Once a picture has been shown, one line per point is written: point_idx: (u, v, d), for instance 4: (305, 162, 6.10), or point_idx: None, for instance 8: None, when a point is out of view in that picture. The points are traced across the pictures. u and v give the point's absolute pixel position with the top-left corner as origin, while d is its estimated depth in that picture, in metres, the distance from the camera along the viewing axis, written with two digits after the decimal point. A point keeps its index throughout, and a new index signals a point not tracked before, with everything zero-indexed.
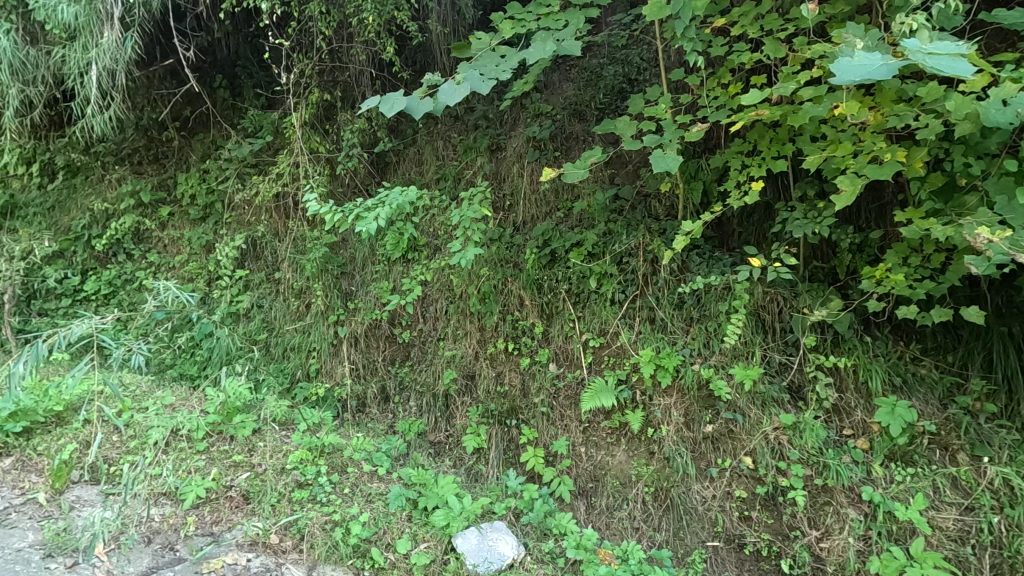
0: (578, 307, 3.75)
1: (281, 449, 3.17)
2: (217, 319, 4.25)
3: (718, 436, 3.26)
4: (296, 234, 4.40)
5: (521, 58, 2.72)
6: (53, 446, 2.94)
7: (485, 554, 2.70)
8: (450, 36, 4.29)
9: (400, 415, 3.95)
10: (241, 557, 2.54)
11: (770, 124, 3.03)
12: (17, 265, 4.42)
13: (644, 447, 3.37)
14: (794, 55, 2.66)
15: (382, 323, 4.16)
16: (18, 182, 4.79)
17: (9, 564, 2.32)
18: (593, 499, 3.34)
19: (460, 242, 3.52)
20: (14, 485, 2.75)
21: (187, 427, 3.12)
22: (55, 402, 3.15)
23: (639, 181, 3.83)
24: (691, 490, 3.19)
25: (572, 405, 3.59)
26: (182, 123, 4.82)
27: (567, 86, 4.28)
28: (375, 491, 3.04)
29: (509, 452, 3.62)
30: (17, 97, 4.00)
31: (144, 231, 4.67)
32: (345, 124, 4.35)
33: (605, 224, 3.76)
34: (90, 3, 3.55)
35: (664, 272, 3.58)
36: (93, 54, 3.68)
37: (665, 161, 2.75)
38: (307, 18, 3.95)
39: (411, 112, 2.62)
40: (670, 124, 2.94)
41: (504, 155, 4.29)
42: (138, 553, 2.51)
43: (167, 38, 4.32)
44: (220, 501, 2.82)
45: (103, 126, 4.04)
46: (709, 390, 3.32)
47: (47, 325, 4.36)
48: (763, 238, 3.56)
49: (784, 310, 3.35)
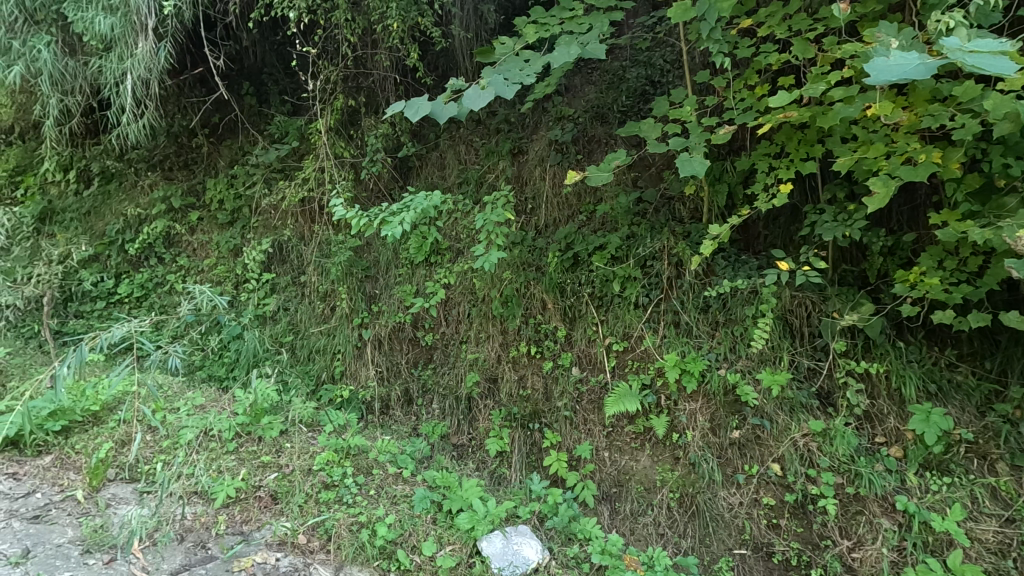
0: (601, 311, 3.74)
1: (308, 450, 3.22)
2: (245, 321, 4.33)
3: (745, 442, 3.21)
4: (322, 238, 4.47)
5: (545, 62, 2.73)
6: (91, 444, 3.03)
7: (510, 558, 2.72)
8: (472, 41, 4.32)
9: (423, 417, 3.99)
10: (270, 557, 2.58)
11: (798, 125, 2.99)
12: (55, 268, 4.57)
13: (668, 453, 3.34)
14: (823, 55, 2.62)
15: (405, 326, 4.20)
16: (56, 189, 4.96)
17: (50, 559, 2.40)
18: (616, 504, 3.32)
19: (483, 246, 3.53)
20: (53, 482, 2.84)
21: (218, 427, 3.19)
22: (91, 402, 3.25)
23: (662, 183, 3.81)
24: (718, 497, 3.14)
25: (596, 410, 3.57)
26: (211, 130, 4.95)
27: (589, 89, 4.28)
28: (400, 493, 3.06)
29: (532, 456, 3.63)
30: (56, 106, 4.14)
31: (174, 236, 4.78)
32: (369, 130, 4.42)
33: (628, 228, 3.74)
34: (126, 15, 3.64)
35: (689, 275, 3.54)
36: (128, 64, 3.78)
37: (691, 165, 2.73)
38: (333, 26, 4.02)
39: (435, 117, 2.65)
40: (695, 126, 2.91)
41: (526, 158, 4.29)
42: (172, 551, 2.56)
43: (198, 48, 4.44)
44: (249, 501, 2.87)
45: (137, 134, 4.16)
46: (736, 395, 3.28)
47: (83, 327, 4.49)
48: (790, 241, 3.51)
49: (812, 315, 3.29)
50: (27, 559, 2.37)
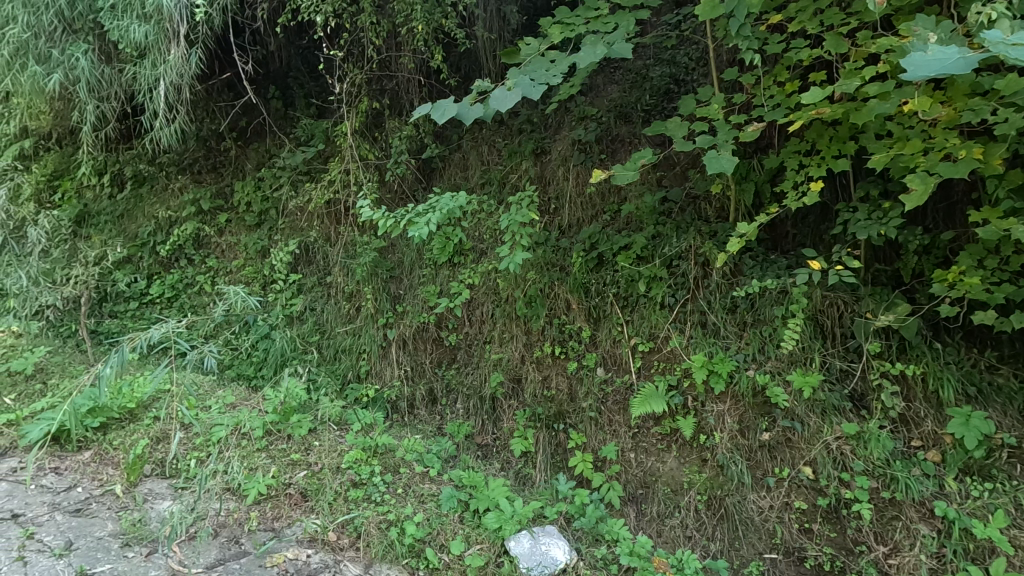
0: (627, 311, 3.71)
1: (336, 449, 3.26)
2: (273, 320, 4.41)
3: (775, 444, 3.16)
4: (347, 239, 4.53)
5: (572, 62, 2.71)
6: (128, 441, 3.12)
7: (538, 559, 2.72)
8: (496, 42, 4.34)
9: (448, 416, 4.02)
10: (301, 553, 2.63)
11: (829, 122, 2.93)
12: (92, 269, 4.70)
13: (696, 454, 3.30)
14: (857, 50, 2.57)
15: (429, 326, 4.23)
16: (91, 193, 5.09)
17: (92, 551, 2.48)
18: (643, 506, 3.30)
19: (508, 246, 3.52)
20: (93, 477, 2.94)
21: (249, 425, 3.25)
22: (127, 400, 3.34)
23: (687, 182, 3.77)
24: (747, 500, 3.10)
25: (621, 410, 3.55)
26: (239, 133, 5.01)
27: (612, 88, 4.27)
28: (428, 492, 3.09)
29: (557, 457, 3.62)
30: (93, 113, 4.25)
31: (203, 237, 4.88)
32: (393, 131, 4.46)
33: (654, 227, 3.71)
34: (159, 23, 3.73)
35: (716, 275, 3.50)
36: (161, 70, 3.88)
37: (719, 163, 2.68)
38: (358, 29, 4.06)
39: (462, 118, 2.65)
40: (723, 124, 2.87)
41: (549, 158, 4.28)
42: (207, 546, 2.61)
43: (227, 53, 4.52)
44: (280, 498, 2.92)
45: (169, 138, 4.26)
46: (765, 396, 3.23)
47: (118, 326, 4.61)
48: (820, 240, 3.44)
49: (844, 315, 3.22)
50: (71, 552, 2.45)
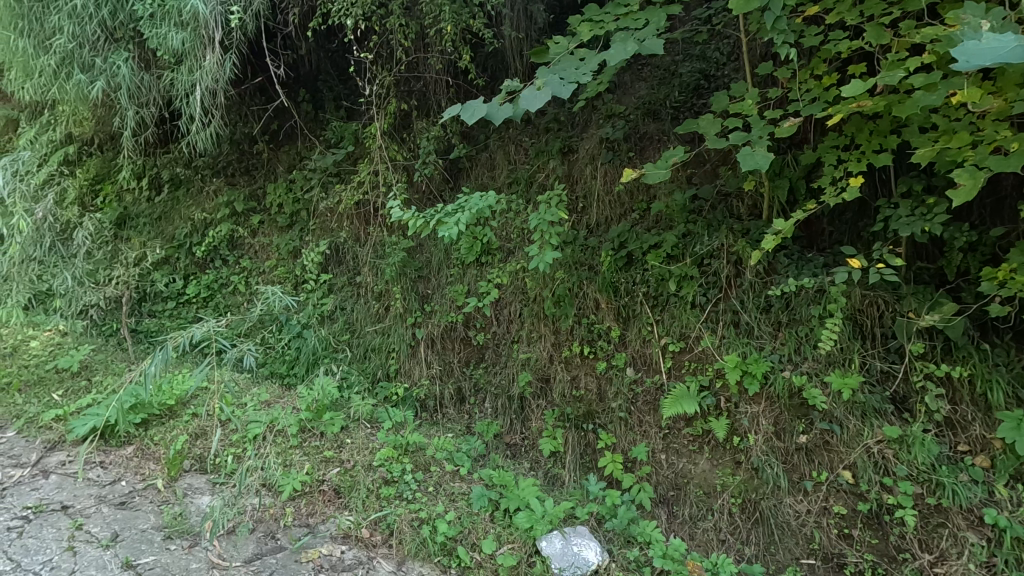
0: (657, 310, 3.66)
1: (368, 446, 3.31)
2: (305, 319, 4.48)
3: (812, 447, 3.09)
4: (377, 240, 4.58)
5: (602, 60, 2.67)
6: (168, 437, 3.21)
7: (571, 559, 2.70)
8: (523, 42, 4.32)
9: (477, 416, 4.04)
10: (336, 549, 2.67)
11: (870, 116, 2.85)
12: (132, 270, 4.86)
13: (729, 456, 3.25)
14: (900, 41, 2.49)
15: (457, 326, 4.24)
16: (130, 196, 5.23)
17: (136, 543, 2.56)
18: (674, 508, 3.27)
19: (537, 246, 3.51)
20: (136, 471, 3.03)
21: (283, 422, 3.31)
22: (166, 397, 3.44)
23: (718, 180, 3.70)
24: (783, 504, 3.05)
25: (652, 411, 3.52)
26: (271, 136, 5.12)
27: (640, 86, 4.22)
28: (458, 491, 3.10)
29: (586, 457, 3.61)
30: (133, 118, 4.39)
31: (237, 239, 4.99)
32: (422, 132, 4.49)
33: (684, 225, 3.64)
34: (195, 30, 3.83)
35: (749, 273, 3.42)
36: (197, 76, 3.98)
37: (754, 159, 2.60)
38: (387, 31, 4.10)
39: (492, 118, 2.64)
40: (758, 120, 2.80)
41: (576, 157, 4.24)
42: (245, 540, 2.67)
43: (259, 58, 4.60)
44: (314, 494, 2.96)
45: (205, 142, 4.38)
46: (802, 398, 3.15)
47: (157, 326, 4.75)
48: (858, 238, 3.34)
49: (885, 315, 3.12)
50: (117, 543, 2.54)
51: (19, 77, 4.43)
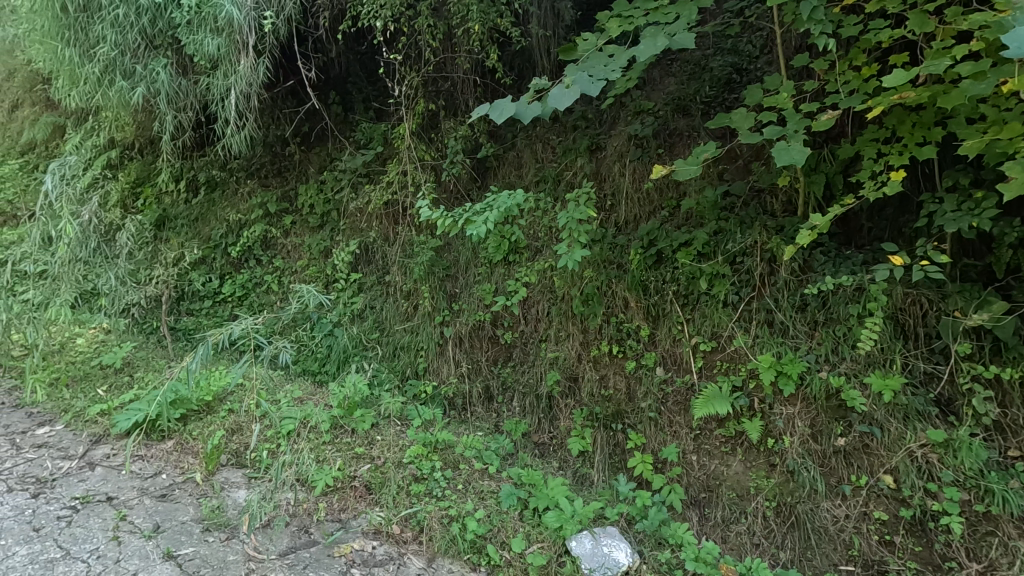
0: (687, 309, 3.60)
1: (398, 444, 3.34)
2: (336, 318, 4.55)
3: (850, 450, 3.00)
4: (405, 239, 4.63)
5: (631, 56, 2.63)
6: (205, 432, 3.29)
7: (601, 559, 2.68)
8: (550, 39, 4.30)
9: (505, 414, 4.05)
10: (367, 545, 2.71)
11: (912, 107, 2.75)
12: (171, 270, 5.02)
13: (763, 459, 3.18)
14: (945, 28, 2.40)
15: (485, 325, 4.25)
16: (169, 198, 5.38)
17: (177, 534, 2.64)
18: (706, 510, 3.22)
19: (566, 244, 3.49)
20: (176, 464, 3.13)
21: (316, 418, 3.37)
22: (204, 392, 3.53)
23: (751, 176, 3.62)
24: (820, 509, 2.97)
25: (682, 411, 3.47)
26: (303, 138, 5.22)
27: (669, 81, 4.16)
28: (488, 489, 3.11)
29: (615, 457, 3.59)
30: (172, 123, 4.52)
31: (270, 239, 5.10)
32: (449, 132, 4.52)
33: (716, 222, 3.57)
34: (230, 36, 3.93)
35: (784, 271, 3.33)
36: (232, 80, 4.09)
37: (790, 154, 2.53)
38: (416, 32, 4.13)
39: (520, 117, 2.63)
40: (794, 113, 2.72)
41: (604, 155, 4.20)
42: (280, 534, 2.72)
43: (290, 62, 4.68)
44: (346, 490, 3.00)
45: (239, 144, 4.49)
46: (840, 400, 3.06)
47: (194, 324, 4.90)
48: (900, 234, 3.23)
49: (929, 314, 3.00)
50: (158, 534, 2.63)
51: (66, 85, 4.61)
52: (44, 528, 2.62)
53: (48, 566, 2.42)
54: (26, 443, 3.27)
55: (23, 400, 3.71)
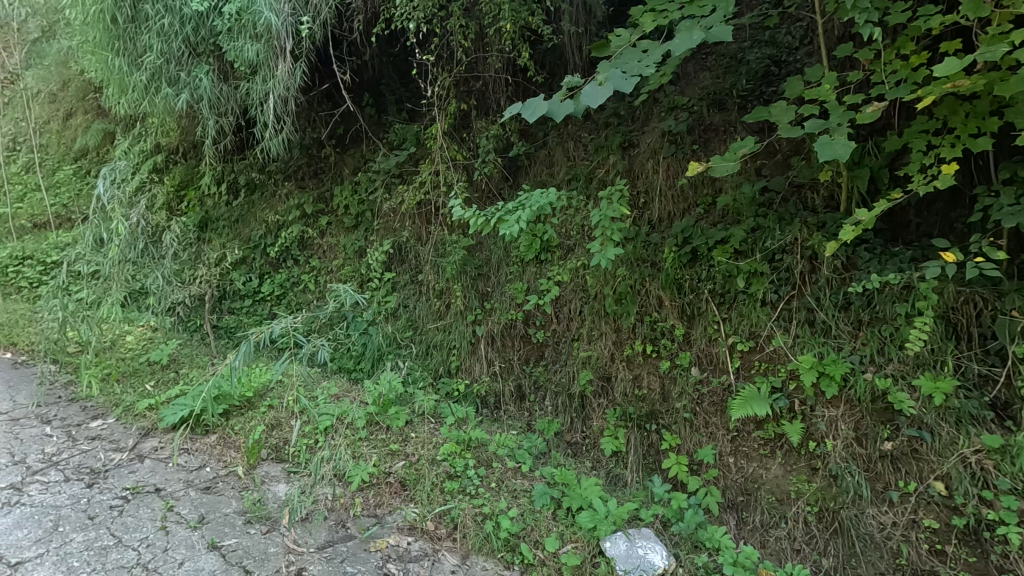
0: (723, 308, 3.52)
1: (432, 441, 3.37)
2: (370, 317, 4.62)
3: (897, 455, 2.89)
4: (437, 239, 4.66)
5: (665, 51, 2.57)
6: (247, 427, 3.40)
7: (636, 561, 2.66)
8: (582, 36, 4.26)
9: (537, 414, 4.04)
10: (402, 540, 2.75)
11: (965, 97, 2.62)
12: (214, 270, 5.19)
13: (804, 462, 3.10)
14: (1002, 13, 2.28)
15: (517, 323, 4.25)
16: (211, 201, 5.57)
17: (220, 526, 2.73)
18: (744, 514, 3.17)
19: (599, 243, 3.46)
20: (220, 458, 3.24)
21: (351, 415, 3.43)
22: (246, 389, 3.64)
23: (790, 171, 3.51)
24: (865, 515, 2.88)
25: (718, 412, 3.40)
26: (338, 140, 5.31)
27: (704, 75, 4.08)
28: (521, 488, 3.12)
29: (649, 458, 3.55)
30: (214, 127, 4.68)
31: (307, 239, 5.22)
32: (481, 132, 4.54)
33: (753, 219, 3.47)
34: (269, 41, 4.04)
35: (826, 269, 3.22)
36: (271, 85, 4.20)
37: (833, 148, 2.44)
38: (448, 33, 4.15)
39: (553, 116, 2.61)
40: (837, 106, 2.63)
41: (637, 151, 4.14)
42: (318, 528, 2.78)
43: (326, 66, 4.77)
44: (381, 486, 3.05)
45: (277, 147, 4.61)
46: (886, 402, 2.94)
47: (235, 322, 5.06)
48: (950, 230, 3.08)
49: (983, 313, 2.85)
50: (203, 525, 2.72)
51: (116, 93, 4.82)
52: (98, 517, 2.75)
53: (102, 553, 2.53)
54: (81, 435, 3.43)
55: (78, 394, 3.90)
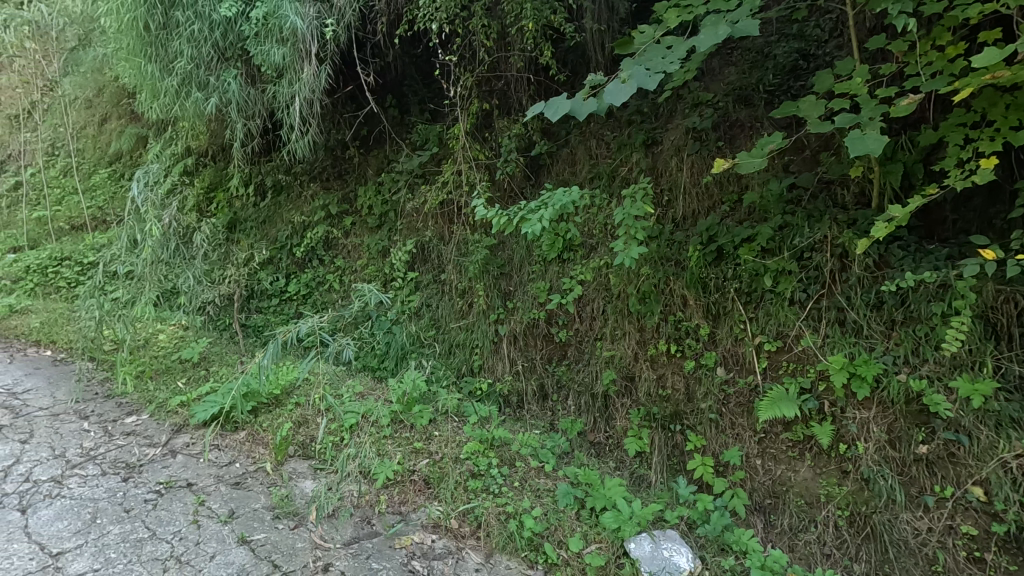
0: (750, 308, 3.46)
1: (455, 440, 3.38)
2: (394, 316, 4.67)
3: (933, 459, 2.81)
4: (460, 238, 4.68)
5: (691, 47, 2.53)
6: (275, 424, 3.47)
7: (661, 563, 2.64)
8: (605, 34, 4.23)
9: (560, 413, 4.03)
10: (426, 538, 2.77)
11: (1006, 88, 2.53)
12: (242, 270, 5.31)
13: (835, 465, 3.03)
14: None
15: (540, 323, 4.24)
16: (239, 202, 5.69)
17: (250, 520, 2.79)
18: (772, 517, 3.12)
19: (623, 242, 3.43)
20: (249, 454, 3.31)
21: (376, 413, 3.47)
22: (273, 386, 3.72)
23: (819, 167, 3.43)
24: (899, 520, 2.80)
25: (745, 414, 3.34)
26: (361, 141, 5.36)
27: (730, 71, 4.01)
28: (544, 487, 3.11)
29: (673, 459, 3.52)
30: (242, 130, 4.77)
31: (332, 239, 5.30)
32: (503, 131, 4.55)
33: (781, 217, 3.40)
34: (294, 45, 4.10)
35: (857, 268, 3.14)
36: (296, 88, 4.27)
37: (864, 143, 2.37)
38: (470, 33, 4.17)
39: (575, 114, 2.60)
40: (868, 100, 2.55)
41: (660, 149, 4.10)
42: (344, 524, 2.82)
43: (349, 68, 4.82)
44: (406, 484, 3.07)
45: (303, 149, 4.69)
46: (921, 404, 2.86)
47: (263, 321, 5.16)
48: (990, 226, 2.98)
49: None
50: (233, 519, 2.79)
51: (148, 98, 4.95)
52: (134, 510, 2.83)
53: (138, 545, 2.60)
54: (116, 431, 3.54)
55: (114, 390, 4.02)
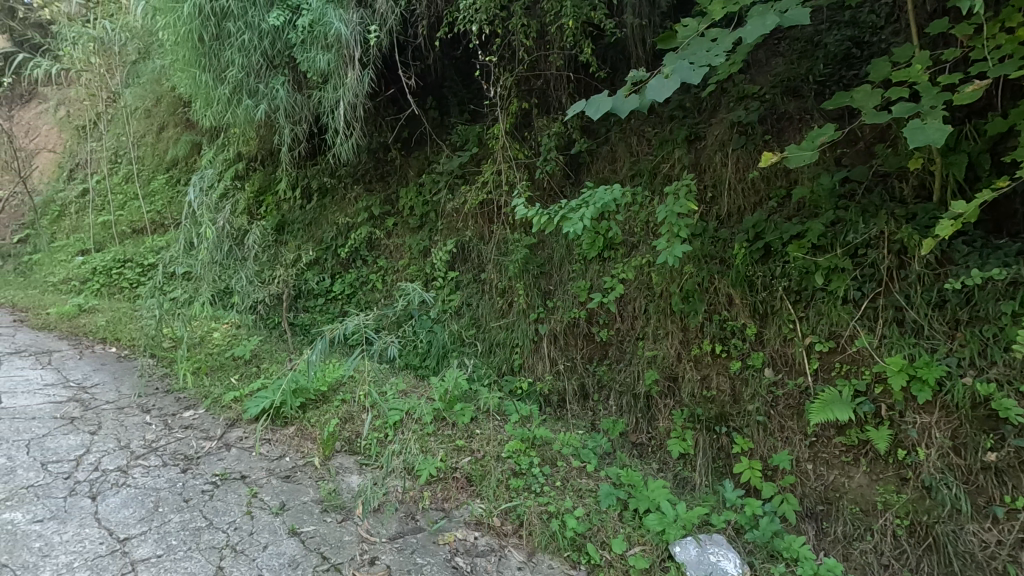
0: (800, 307, 3.34)
1: (497, 438, 3.41)
2: (435, 314, 4.73)
3: (1003, 467, 2.64)
4: (500, 237, 4.70)
5: (737, 39, 2.45)
6: (322, 419, 3.58)
7: (707, 568, 2.59)
8: (646, 29, 4.17)
9: (601, 413, 4.00)
10: (469, 535, 2.80)
11: None
12: (291, 270, 5.49)
13: (893, 472, 2.90)
14: None
15: (580, 322, 4.22)
16: (287, 205, 5.89)
17: (300, 513, 2.89)
18: (825, 524, 3.00)
19: (665, 240, 3.37)
20: (298, 449, 3.42)
21: (418, 411, 3.53)
22: (320, 383, 3.83)
23: (874, 160, 3.28)
24: (964, 531, 2.65)
25: (795, 416, 3.24)
26: (403, 143, 5.47)
27: (777, 62, 3.89)
28: (586, 488, 3.10)
29: (719, 462, 3.43)
30: (289, 135, 4.93)
31: (375, 240, 5.42)
32: (542, 131, 4.55)
33: (833, 212, 3.26)
34: (338, 51, 4.19)
35: (917, 265, 2.99)
36: (340, 92, 4.36)
37: (927, 132, 2.23)
38: (510, 33, 4.18)
39: (616, 112, 2.56)
40: (930, 87, 2.41)
41: (704, 144, 4.00)
42: (390, 519, 2.87)
43: (391, 71, 4.92)
44: (449, 481, 3.11)
45: (347, 152, 4.81)
46: (989, 409, 2.69)
47: (310, 320, 5.32)
48: None
49: None
50: (285, 511, 2.89)
51: (202, 106, 5.18)
52: (193, 499, 2.97)
53: (196, 533, 2.72)
54: (176, 424, 3.73)
55: (173, 386, 4.23)
